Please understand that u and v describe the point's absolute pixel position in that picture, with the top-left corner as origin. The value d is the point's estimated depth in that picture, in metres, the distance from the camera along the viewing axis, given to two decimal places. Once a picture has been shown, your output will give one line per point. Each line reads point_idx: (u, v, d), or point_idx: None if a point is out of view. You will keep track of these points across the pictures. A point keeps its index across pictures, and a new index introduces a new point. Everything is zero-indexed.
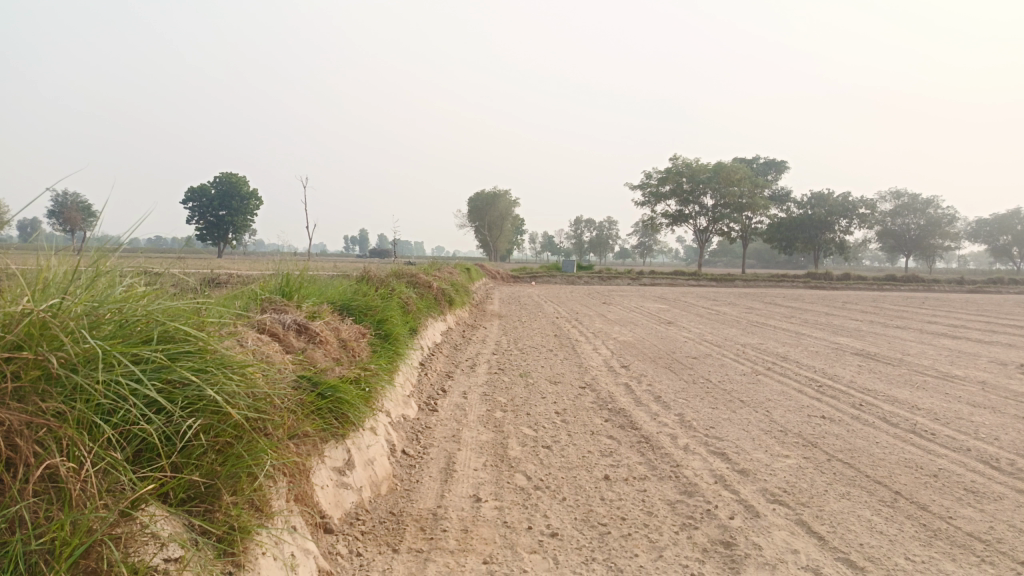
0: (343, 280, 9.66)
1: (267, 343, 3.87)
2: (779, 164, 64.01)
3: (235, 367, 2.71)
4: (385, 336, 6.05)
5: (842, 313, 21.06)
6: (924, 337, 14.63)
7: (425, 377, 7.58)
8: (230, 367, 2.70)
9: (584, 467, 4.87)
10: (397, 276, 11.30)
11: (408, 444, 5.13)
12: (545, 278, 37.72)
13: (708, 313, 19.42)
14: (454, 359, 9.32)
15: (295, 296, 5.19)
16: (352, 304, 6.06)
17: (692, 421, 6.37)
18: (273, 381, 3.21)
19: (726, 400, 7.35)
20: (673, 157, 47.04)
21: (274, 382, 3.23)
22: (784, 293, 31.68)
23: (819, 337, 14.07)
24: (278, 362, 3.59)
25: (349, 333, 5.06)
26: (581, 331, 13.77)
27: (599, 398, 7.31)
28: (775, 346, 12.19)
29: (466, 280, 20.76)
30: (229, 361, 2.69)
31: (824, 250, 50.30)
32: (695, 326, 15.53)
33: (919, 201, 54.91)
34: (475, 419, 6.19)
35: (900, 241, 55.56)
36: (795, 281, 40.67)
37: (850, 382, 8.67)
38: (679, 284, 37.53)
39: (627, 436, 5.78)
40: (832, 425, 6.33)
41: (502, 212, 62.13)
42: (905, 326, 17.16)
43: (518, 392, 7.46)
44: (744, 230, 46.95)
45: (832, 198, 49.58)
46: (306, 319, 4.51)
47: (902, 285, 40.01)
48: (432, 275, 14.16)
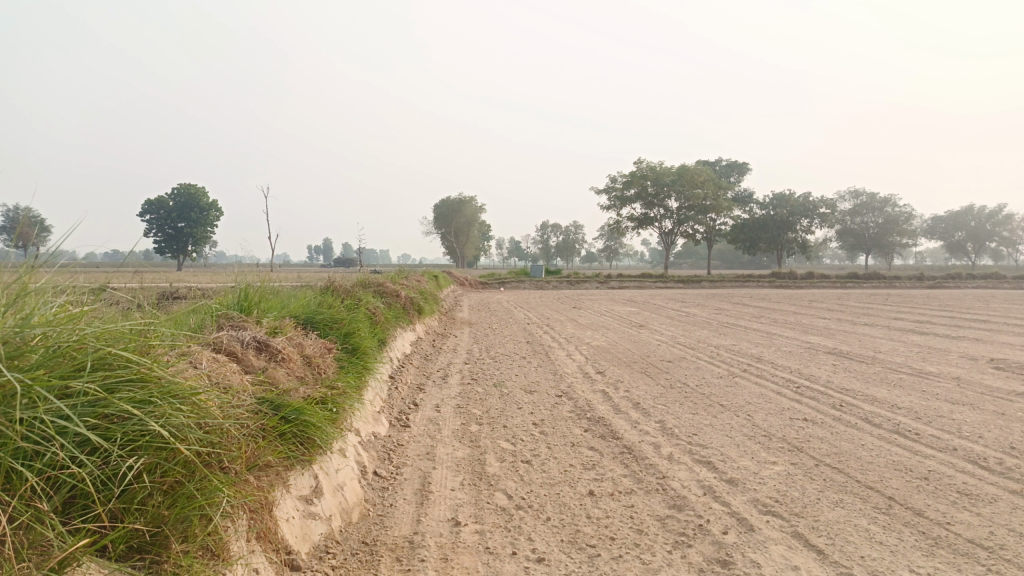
0: (307, 291, 9.30)
1: (223, 364, 3.58)
2: (741, 166, 64.76)
3: (185, 396, 2.42)
4: (352, 351, 5.74)
5: (810, 312, 21.24)
6: (892, 334, 14.73)
7: (396, 391, 7.28)
8: (179, 396, 2.41)
9: (567, 483, 4.63)
10: (364, 286, 10.97)
11: (380, 465, 4.85)
12: (513, 284, 37.51)
13: (679, 315, 19.39)
14: (425, 370, 9.02)
15: (255, 311, 4.88)
16: (316, 317, 5.75)
17: (674, 428, 6.18)
18: (229, 408, 2.92)
19: (706, 405, 7.19)
20: (638, 161, 47.21)
21: (230, 409, 2.94)
22: (750, 293, 31.91)
23: (791, 337, 14.06)
24: (235, 386, 3.29)
25: (313, 348, 4.76)
26: (553, 337, 13.56)
27: (577, 407, 7.09)
28: (748, 347, 12.11)
29: (434, 288, 20.44)
30: (176, 389, 2.40)
31: (787, 249, 51.01)
32: (666, 329, 15.42)
33: (877, 200, 56.07)
34: (450, 434, 5.92)
35: (860, 239, 56.59)
36: (761, 281, 41.13)
37: (828, 382, 8.58)
38: (647, 286, 37.66)
39: (609, 447, 5.56)
40: (816, 428, 6.19)
41: (468, 219, 61.81)
42: (872, 324, 17.30)
43: (493, 403, 7.21)
44: (709, 232, 47.38)
45: (793, 198, 50.27)
46: (265, 336, 4.22)
47: (864, 283, 40.66)
48: (400, 284, 13.84)
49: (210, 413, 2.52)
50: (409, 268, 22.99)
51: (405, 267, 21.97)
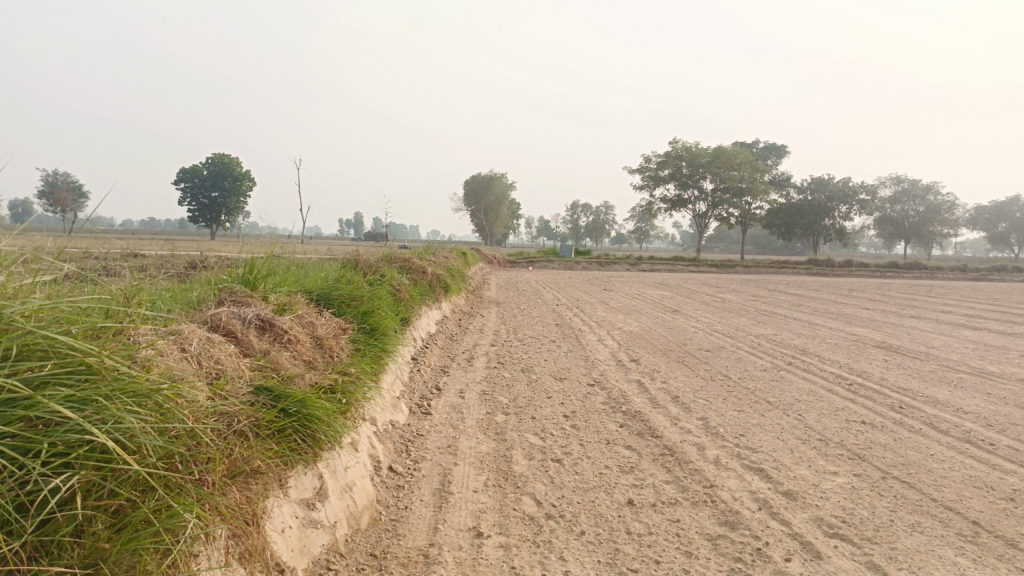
0: (328, 264, 8.85)
1: (216, 347, 3.12)
2: (780, 148, 62.88)
3: (143, 395, 2.03)
4: (370, 332, 5.24)
5: (851, 302, 20.40)
6: (942, 328, 13.93)
7: (417, 374, 6.82)
8: (136, 394, 2.01)
9: (603, 489, 4.13)
10: (389, 260, 10.51)
11: (395, 459, 4.39)
12: (542, 264, 36.96)
13: (714, 300, 18.69)
14: (449, 352, 8.56)
15: (261, 285, 4.38)
16: (331, 293, 5.25)
17: (719, 428, 5.64)
18: (209, 404, 2.49)
19: (752, 401, 6.62)
20: (673, 141, 46.00)
21: (211, 406, 2.51)
22: (786, 280, 30.90)
23: (834, 328, 13.34)
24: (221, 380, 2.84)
25: (326, 328, 4.28)
26: (583, 320, 13.01)
27: (611, 398, 6.57)
28: (791, 338, 11.46)
29: (462, 266, 20.00)
30: (133, 386, 2.00)
31: (823, 235, 49.68)
32: (702, 315, 14.77)
33: (919, 187, 54.36)
34: (474, 424, 5.46)
35: (899, 228, 54.89)
36: (796, 268, 40.08)
37: (881, 379, 7.94)
38: (678, 269, 36.88)
39: (648, 447, 5.04)
40: (877, 434, 5.60)
41: (498, 196, 61.15)
42: (919, 316, 16.44)
43: (521, 391, 6.71)
44: (744, 216, 46.21)
45: (833, 184, 48.71)
46: (270, 313, 3.74)
47: (903, 273, 39.43)
48: (427, 260, 13.39)
49: (175, 415, 2.13)
50: (437, 244, 22.50)
51: (432, 243, 21.52)
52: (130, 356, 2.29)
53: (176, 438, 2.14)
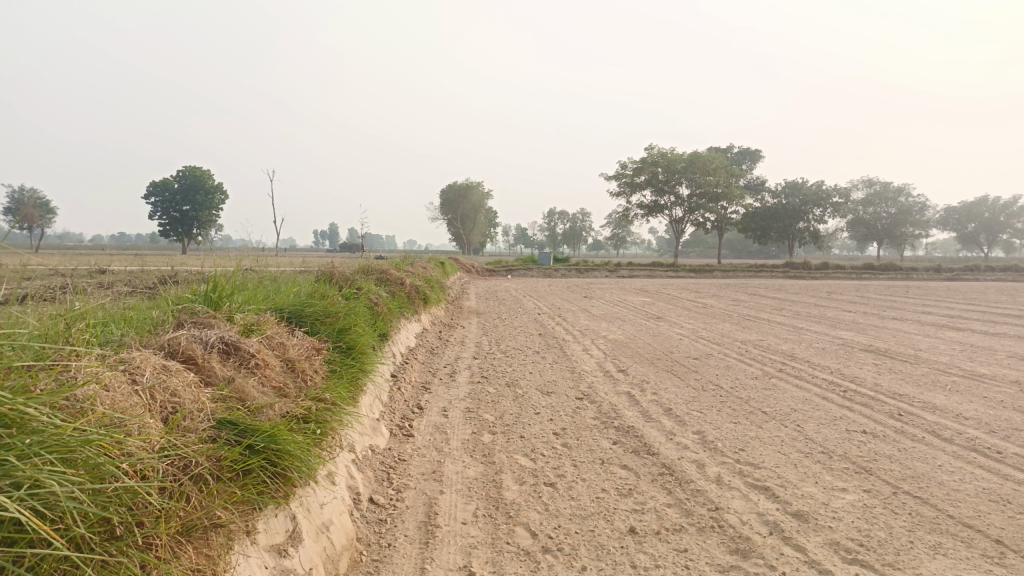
0: (300, 278, 8.47)
1: (172, 377, 2.78)
2: (753, 153, 63.33)
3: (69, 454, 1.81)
4: (346, 351, 4.88)
5: (831, 304, 20.36)
6: (925, 329, 13.86)
7: (397, 393, 6.48)
8: (61, 452, 1.80)
9: (603, 516, 3.83)
10: (365, 272, 10.15)
11: (376, 490, 4.05)
12: (520, 272, 36.70)
13: (696, 306, 18.50)
14: (431, 367, 8.23)
15: (226, 304, 4.01)
16: (303, 310, 4.88)
17: (717, 442, 5.37)
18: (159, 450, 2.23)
19: (748, 412, 6.37)
20: (649, 147, 46.07)
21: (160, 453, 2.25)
22: (764, 283, 30.94)
23: (819, 331, 13.18)
24: (174, 418, 2.52)
25: (298, 350, 3.94)
26: (566, 329, 12.74)
27: (601, 413, 6.28)
28: (778, 343, 11.26)
29: (441, 276, 19.64)
30: (55, 445, 1.79)
31: (798, 238, 50.00)
32: (686, 321, 14.57)
33: (890, 190, 55.05)
34: (460, 445, 5.13)
35: (872, 230, 55.45)
36: (774, 271, 40.20)
37: (875, 385, 7.75)
38: (657, 275, 36.79)
39: (646, 466, 4.75)
40: (880, 445, 5.37)
41: (475, 204, 60.86)
42: (900, 318, 16.39)
43: (507, 407, 6.40)
44: (720, 220, 46.34)
45: (806, 187, 49.07)
46: (235, 336, 3.39)
47: (878, 274, 39.70)
48: (404, 271, 13.02)
49: (111, 471, 1.89)
50: (414, 253, 22.13)
51: (409, 253, 21.15)
52: (62, 404, 2.06)
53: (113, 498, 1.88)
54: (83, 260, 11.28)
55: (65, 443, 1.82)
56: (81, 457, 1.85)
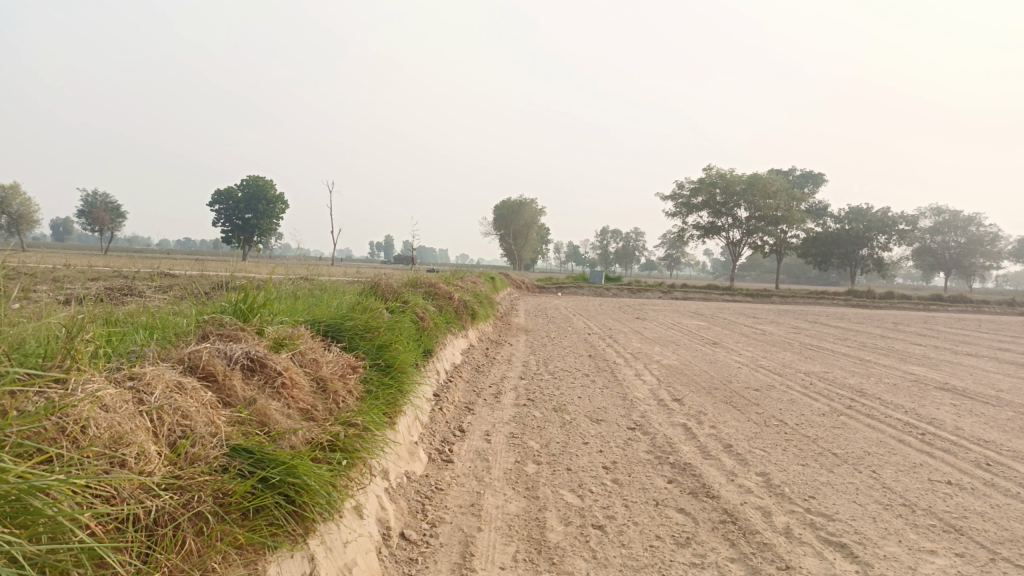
0: (345, 289, 8.28)
1: (186, 396, 2.52)
2: (816, 176, 61.50)
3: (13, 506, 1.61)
4: (385, 370, 4.57)
5: (898, 336, 19.33)
6: (1004, 367, 12.89)
7: (438, 413, 6.17)
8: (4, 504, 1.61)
9: (657, 569, 3.42)
10: (413, 285, 9.93)
11: (409, 524, 3.72)
12: (571, 290, 36.26)
13: (753, 332, 17.78)
14: (475, 386, 7.91)
15: (256, 315, 3.74)
16: (342, 324, 4.59)
17: (784, 487, 4.90)
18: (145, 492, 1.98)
19: (816, 453, 5.85)
20: (707, 168, 45.13)
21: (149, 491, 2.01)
22: (824, 311, 29.75)
23: (888, 365, 12.40)
24: (178, 446, 2.27)
25: (331, 368, 3.66)
26: (617, 351, 12.28)
27: (655, 446, 5.85)
28: (844, 376, 10.59)
29: (491, 292, 19.40)
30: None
31: (860, 266, 48.21)
32: (743, 348, 13.92)
33: (960, 218, 52.74)
34: (501, 475, 4.79)
35: (939, 260, 53.14)
36: (834, 299, 38.75)
37: (956, 428, 7.09)
38: (710, 298, 35.83)
39: (705, 511, 4.32)
40: (969, 499, 4.80)
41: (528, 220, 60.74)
42: (976, 354, 15.34)
43: (553, 434, 6.02)
44: (779, 245, 45.01)
45: (871, 213, 47.29)
46: (263, 351, 3.12)
47: (946, 306, 37.83)
48: (453, 285, 12.78)
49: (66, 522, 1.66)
50: (464, 267, 21.95)
51: (460, 266, 20.97)
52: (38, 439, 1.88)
53: (55, 562, 1.64)
54: (141, 264, 11.43)
55: (9, 491, 1.62)
56: (33, 506, 1.65)
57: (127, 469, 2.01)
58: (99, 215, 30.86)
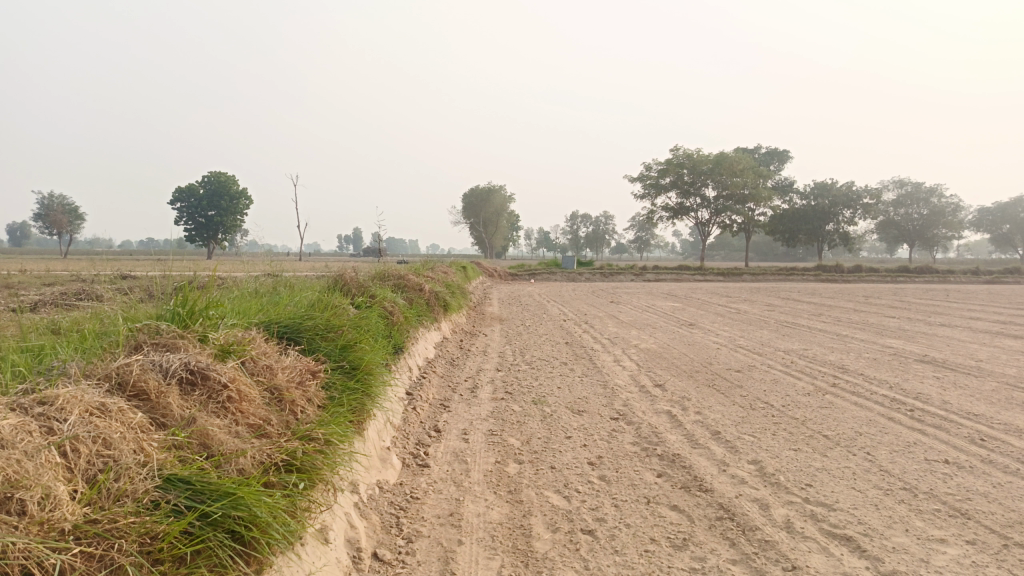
0: (309, 286, 7.87)
1: (108, 421, 2.16)
2: (781, 154, 61.93)
3: None
4: (349, 373, 4.20)
5: (871, 310, 19.35)
6: (979, 337, 12.88)
7: (411, 413, 5.82)
8: None
9: None
10: (381, 278, 9.55)
11: (382, 542, 3.39)
12: (543, 276, 36.02)
13: (729, 312, 17.65)
14: (450, 381, 7.59)
15: (199, 321, 3.35)
16: (300, 324, 4.21)
17: (779, 475, 4.66)
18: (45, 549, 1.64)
19: (807, 437, 5.63)
20: (674, 149, 45.10)
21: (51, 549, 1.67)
22: (795, 287, 29.85)
23: (866, 340, 12.30)
24: (93, 484, 1.92)
25: (288, 374, 3.29)
26: (594, 337, 12.03)
27: (642, 437, 5.58)
28: (824, 353, 10.43)
29: (462, 282, 19.04)
30: None
31: (827, 241, 48.65)
32: (720, 328, 13.76)
33: (923, 191, 53.44)
34: (481, 478, 4.48)
35: (903, 232, 53.87)
36: (804, 275, 38.96)
37: (943, 403, 6.93)
38: (683, 280, 35.81)
39: (700, 508, 4.06)
40: (970, 479, 4.60)
41: (498, 208, 60.35)
42: (949, 324, 15.36)
43: (534, 430, 5.71)
44: (747, 223, 45.18)
45: (836, 188, 47.70)
46: (205, 361, 2.74)
47: (912, 278, 38.27)
48: (424, 276, 12.41)
49: None
50: (435, 258, 21.54)
51: (430, 257, 20.60)
52: None
53: None
54: (95, 267, 10.88)
55: None
56: None
57: (24, 519, 1.68)
58: (57, 219, 30.10)
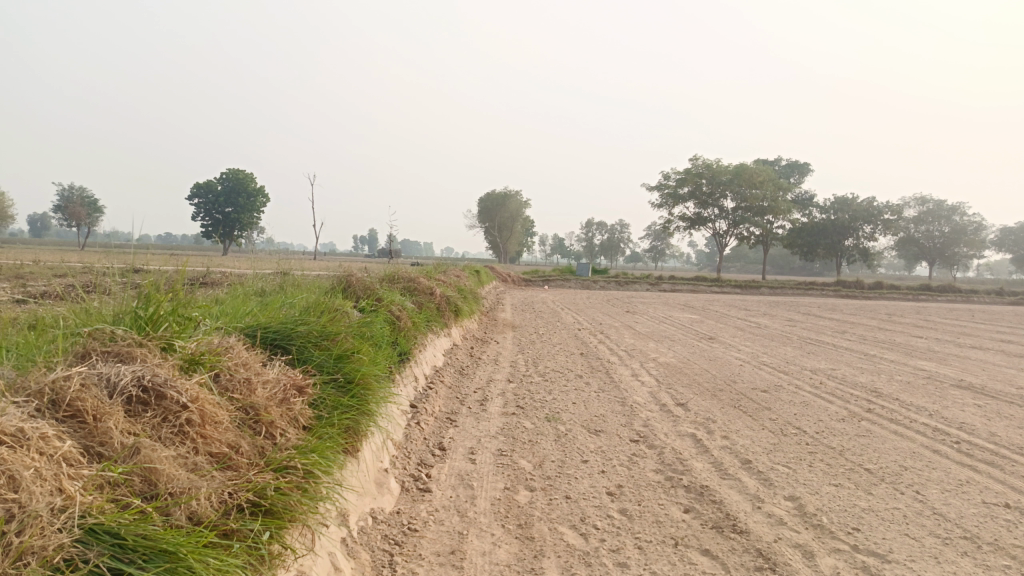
0: (314, 287, 7.43)
1: (23, 450, 1.73)
2: (802, 166, 61.16)
3: None
4: (344, 387, 3.76)
5: (896, 328, 18.69)
6: (1014, 362, 12.24)
7: (415, 429, 5.37)
8: None
9: None
10: (390, 280, 9.13)
11: None
12: (557, 282, 35.54)
13: (748, 326, 17.09)
14: (458, 392, 7.13)
15: (167, 325, 2.90)
16: (292, 331, 3.76)
17: (822, 516, 4.16)
18: None
19: (847, 470, 5.12)
20: (694, 158, 44.49)
21: None
22: (813, 303, 29.14)
23: (896, 361, 11.71)
24: None
25: (269, 391, 2.86)
26: (610, 348, 11.54)
27: (666, 464, 5.09)
28: (853, 374, 9.88)
29: (475, 286, 18.64)
30: None
31: (846, 256, 47.81)
32: (741, 343, 13.22)
33: (945, 208, 52.41)
34: (488, 507, 4.01)
35: (924, 250, 52.88)
36: (823, 291, 38.18)
37: (990, 435, 6.38)
38: (699, 291, 35.15)
39: (736, 554, 3.57)
40: None
41: (513, 213, 59.95)
42: (980, 347, 14.71)
43: (547, 451, 5.24)
44: (765, 235, 44.45)
45: (857, 203, 46.82)
46: (164, 375, 2.31)
47: (932, 297, 37.39)
48: (435, 279, 11.98)
49: None
50: (449, 261, 21.16)
51: (443, 259, 20.22)
52: None
53: None
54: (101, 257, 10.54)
55: None
56: None
57: None
58: (75, 211, 29.91)
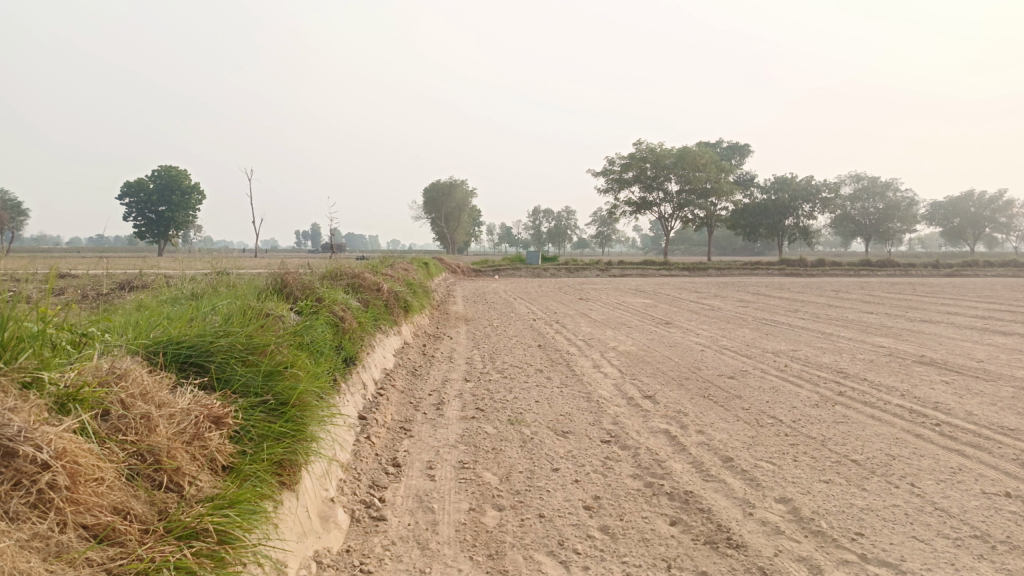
0: (246, 287, 6.75)
1: None
2: (742, 148, 62.07)
3: None
4: (276, 409, 3.20)
5: (846, 305, 18.76)
6: (967, 334, 12.26)
7: (365, 444, 4.82)
8: None
9: None
10: (332, 278, 8.48)
11: None
12: (507, 272, 35.03)
13: (703, 309, 16.90)
14: (412, 396, 6.59)
15: (35, 350, 2.32)
16: (211, 345, 3.16)
17: (819, 519, 3.79)
18: None
19: (835, 463, 4.78)
20: (637, 142, 44.48)
21: None
22: (760, 282, 29.31)
23: (855, 339, 11.57)
24: None
25: (173, 427, 2.36)
26: (568, 338, 11.12)
27: (644, 467, 4.66)
28: (816, 355, 9.65)
29: (425, 280, 18.02)
30: None
31: (787, 235, 48.56)
32: (699, 327, 12.96)
33: (879, 185, 53.75)
34: (450, 534, 3.51)
35: (860, 226, 54.20)
36: (769, 270, 38.57)
37: (968, 415, 6.15)
38: (649, 275, 35.05)
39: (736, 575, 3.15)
40: None
41: (459, 203, 59.15)
42: (930, 320, 14.79)
43: (514, 460, 4.75)
44: (709, 218, 44.82)
45: (796, 181, 47.55)
46: (21, 425, 1.87)
47: (872, 272, 38.16)
48: (382, 274, 11.34)
49: None
50: (397, 255, 20.43)
51: (391, 252, 19.51)
52: None
53: None
54: None
55: None
56: None
57: None
58: None
